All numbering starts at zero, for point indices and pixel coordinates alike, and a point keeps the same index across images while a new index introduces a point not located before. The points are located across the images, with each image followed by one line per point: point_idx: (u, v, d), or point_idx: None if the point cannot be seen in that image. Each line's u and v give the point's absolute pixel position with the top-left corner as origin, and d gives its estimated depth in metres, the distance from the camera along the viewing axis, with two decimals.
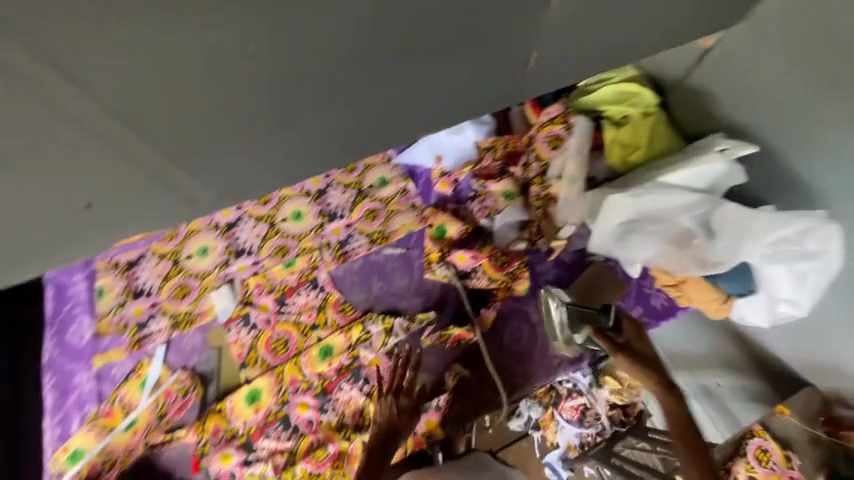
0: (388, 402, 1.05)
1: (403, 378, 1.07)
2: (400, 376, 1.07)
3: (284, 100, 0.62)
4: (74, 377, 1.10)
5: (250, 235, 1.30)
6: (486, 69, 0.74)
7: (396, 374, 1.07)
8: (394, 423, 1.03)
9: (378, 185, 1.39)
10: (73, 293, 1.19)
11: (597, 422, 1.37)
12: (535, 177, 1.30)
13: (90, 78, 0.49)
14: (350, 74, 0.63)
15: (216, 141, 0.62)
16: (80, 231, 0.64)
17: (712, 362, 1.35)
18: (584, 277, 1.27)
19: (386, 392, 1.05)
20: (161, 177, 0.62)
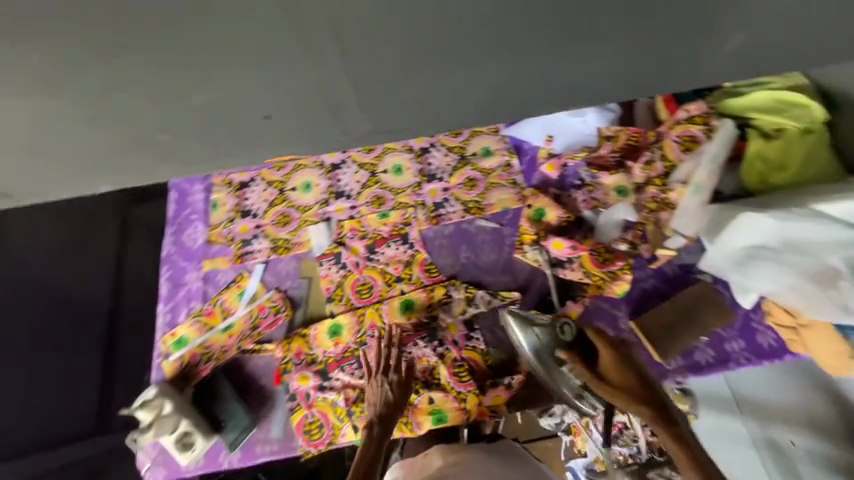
0: (379, 381, 1.04)
1: (389, 357, 1.06)
2: (387, 355, 1.06)
3: (477, 37, 0.60)
4: (186, 274, 1.22)
5: (351, 180, 1.33)
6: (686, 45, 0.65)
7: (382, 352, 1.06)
8: (387, 408, 1.02)
9: (481, 155, 1.35)
10: (192, 201, 1.30)
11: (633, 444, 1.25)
12: (656, 177, 1.18)
13: None
14: (549, 23, 0.60)
15: (400, 71, 0.62)
16: (249, 142, 0.66)
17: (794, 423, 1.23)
18: (685, 294, 1.15)
19: (375, 372, 1.05)
20: (338, 97, 0.63)
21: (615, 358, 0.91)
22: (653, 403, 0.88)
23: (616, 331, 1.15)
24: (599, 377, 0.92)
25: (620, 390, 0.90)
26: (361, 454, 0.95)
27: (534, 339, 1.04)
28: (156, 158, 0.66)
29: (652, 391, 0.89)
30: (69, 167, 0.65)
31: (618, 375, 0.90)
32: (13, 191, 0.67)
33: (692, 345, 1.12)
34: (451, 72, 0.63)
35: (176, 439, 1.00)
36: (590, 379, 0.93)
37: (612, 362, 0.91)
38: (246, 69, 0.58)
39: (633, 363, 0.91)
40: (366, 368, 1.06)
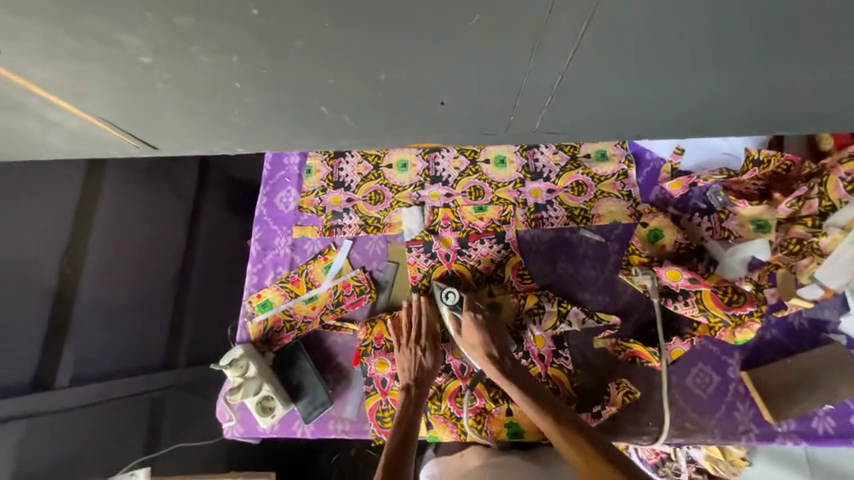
0: (411, 351, 1.04)
1: (422, 323, 1.06)
2: (419, 322, 1.06)
3: (729, 55, 0.50)
4: (276, 238, 1.22)
5: (448, 165, 1.24)
6: None
7: (414, 320, 1.06)
8: (421, 374, 1.03)
9: (594, 158, 1.22)
10: (288, 164, 1.28)
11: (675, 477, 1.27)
12: (808, 216, 1.00)
13: None
14: (824, 47, 0.49)
15: (616, 78, 0.53)
16: (406, 118, 0.59)
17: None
18: (814, 354, 1.01)
19: (408, 342, 1.05)
20: (531, 95, 0.56)
21: (478, 330, 1.01)
22: (539, 397, 0.93)
23: (721, 377, 1.04)
24: (468, 349, 1.03)
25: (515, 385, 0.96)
26: (395, 429, 0.94)
27: (455, 313, 1.07)
28: (311, 129, 0.61)
29: (537, 394, 0.94)
30: (222, 128, 0.60)
31: (506, 369, 0.98)
32: (160, 144, 0.65)
33: (811, 411, 1.00)
34: (671, 84, 0.55)
35: (258, 401, 1.02)
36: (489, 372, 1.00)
37: (475, 334, 1.02)
38: (454, 61, 0.48)
39: (497, 341, 1.01)
40: (393, 340, 1.07)
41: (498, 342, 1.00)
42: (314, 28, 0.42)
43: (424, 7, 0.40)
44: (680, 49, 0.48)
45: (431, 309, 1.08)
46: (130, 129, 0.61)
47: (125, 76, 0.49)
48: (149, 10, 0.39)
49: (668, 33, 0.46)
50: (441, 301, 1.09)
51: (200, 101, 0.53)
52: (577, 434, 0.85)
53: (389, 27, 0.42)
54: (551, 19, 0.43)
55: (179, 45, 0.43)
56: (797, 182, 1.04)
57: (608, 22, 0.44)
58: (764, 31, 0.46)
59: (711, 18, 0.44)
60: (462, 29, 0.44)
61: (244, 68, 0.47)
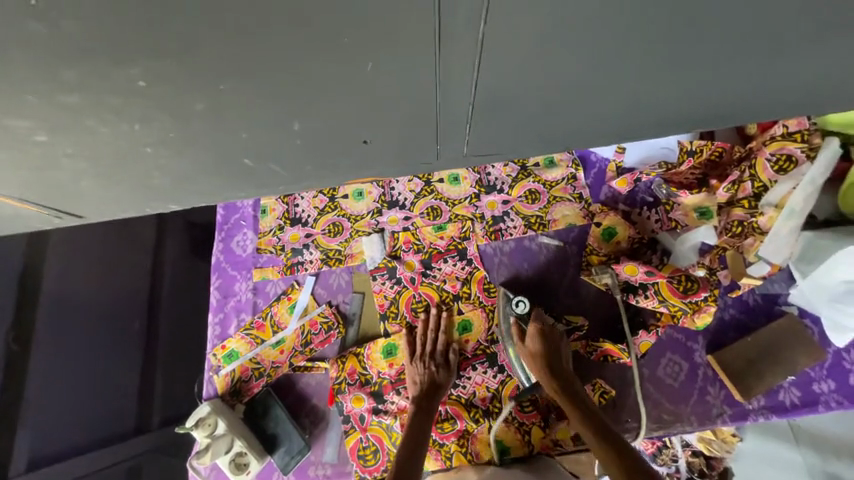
0: (423, 364, 1.04)
1: (437, 343, 1.07)
2: (435, 340, 1.07)
3: (622, 67, 0.53)
4: (236, 284, 1.19)
5: (403, 189, 1.25)
6: (830, 64, 0.59)
7: (428, 338, 1.07)
8: (433, 387, 1.02)
9: (544, 165, 1.25)
10: (242, 206, 1.26)
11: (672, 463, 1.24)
12: (743, 198, 1.05)
13: (471, 8, 0.40)
14: (700, 57, 0.53)
15: (523, 103, 0.56)
16: (331, 162, 0.60)
17: (839, 452, 1.20)
18: (770, 328, 1.05)
19: (422, 355, 1.05)
20: (448, 126, 0.58)
21: (540, 340, 0.99)
22: (592, 418, 0.91)
23: (690, 364, 1.07)
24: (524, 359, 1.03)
25: (570, 401, 0.94)
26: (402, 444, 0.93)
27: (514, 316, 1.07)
28: (238, 180, 0.60)
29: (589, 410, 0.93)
30: (145, 192, 0.59)
31: (563, 382, 0.96)
32: (86, 212, 0.63)
33: (777, 385, 1.03)
34: (577, 99, 0.58)
35: (230, 459, 0.97)
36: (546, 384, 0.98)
37: (537, 344, 0.99)
38: (363, 103, 0.49)
39: (557, 356, 0.99)
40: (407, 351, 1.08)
41: (558, 357, 0.99)
42: (211, 91, 0.42)
43: (316, 60, 0.41)
44: (576, 67, 0.51)
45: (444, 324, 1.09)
46: (48, 202, 0.59)
47: (26, 156, 0.47)
48: (31, 93, 0.38)
49: (553, 62, 0.49)
50: (508, 310, 1.08)
51: (114, 168, 0.52)
52: (626, 457, 0.83)
53: (286, 80, 0.43)
54: (443, 59, 0.45)
55: (74, 122, 0.42)
56: (730, 167, 1.11)
57: (500, 54, 0.47)
58: (647, 45, 0.50)
59: (590, 43, 0.48)
60: (361, 75, 0.45)
61: (148, 134, 0.46)
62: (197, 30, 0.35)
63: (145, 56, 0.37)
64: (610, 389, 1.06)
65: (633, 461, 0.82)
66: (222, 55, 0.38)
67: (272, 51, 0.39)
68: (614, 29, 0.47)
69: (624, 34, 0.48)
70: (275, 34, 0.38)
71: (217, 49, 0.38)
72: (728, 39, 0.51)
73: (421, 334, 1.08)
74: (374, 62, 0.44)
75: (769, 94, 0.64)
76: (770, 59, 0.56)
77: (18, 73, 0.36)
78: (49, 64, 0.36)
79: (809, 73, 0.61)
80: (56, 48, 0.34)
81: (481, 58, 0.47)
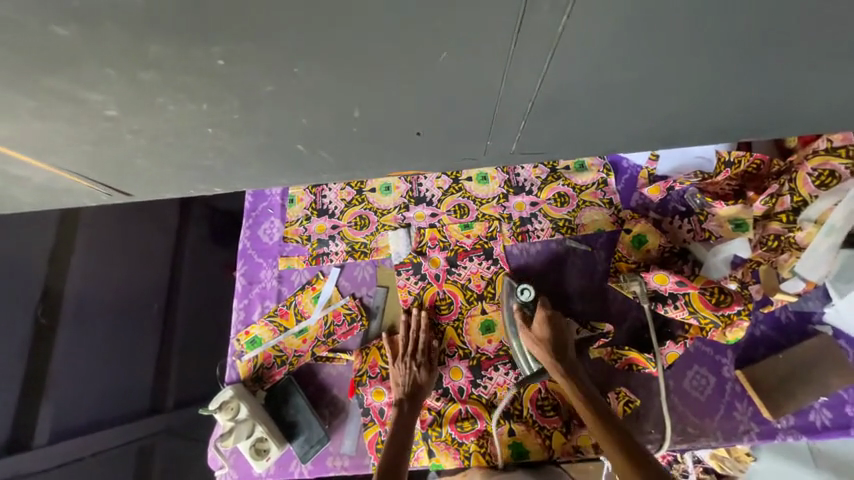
0: (404, 364, 1.03)
1: (418, 341, 1.06)
2: (417, 340, 1.06)
3: (691, 71, 0.52)
4: (262, 271, 1.20)
5: (431, 185, 1.25)
6: None
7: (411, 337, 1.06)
8: (414, 389, 1.01)
9: (574, 169, 1.24)
10: (270, 194, 1.27)
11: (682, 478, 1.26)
12: (782, 212, 1.02)
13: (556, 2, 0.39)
14: (771, 65, 0.52)
15: (583, 103, 0.55)
16: (381, 152, 0.59)
17: None
18: (803, 348, 1.03)
19: (403, 356, 1.04)
20: (503, 121, 0.57)
21: (549, 328, 0.97)
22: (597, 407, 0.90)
23: (717, 378, 1.05)
24: (531, 344, 1.01)
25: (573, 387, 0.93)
26: (388, 442, 0.92)
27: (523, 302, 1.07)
28: (288, 165, 0.60)
29: (592, 398, 0.91)
30: (195, 172, 0.59)
31: (573, 373, 0.94)
32: (133, 190, 0.63)
33: (807, 405, 1.00)
34: (637, 103, 0.56)
35: (251, 444, 0.98)
36: (554, 373, 0.97)
37: (542, 331, 0.99)
38: (426, 94, 0.49)
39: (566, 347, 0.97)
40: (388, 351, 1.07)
41: (563, 342, 0.97)
42: (284, 74, 0.42)
43: (390, 49, 0.41)
44: (646, 68, 0.50)
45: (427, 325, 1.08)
46: (99, 178, 0.59)
47: (92, 130, 0.48)
48: (113, 67, 0.38)
49: (623, 63, 0.48)
50: (514, 298, 1.08)
51: (173, 147, 0.53)
52: (640, 458, 0.80)
53: (357, 68, 0.43)
54: (516, 53, 0.45)
55: (146, 98, 0.43)
56: (769, 180, 1.08)
57: (575, 51, 0.45)
58: (722, 50, 0.48)
59: (664, 44, 0.47)
60: (431, 65, 0.44)
61: (214, 114, 0.47)
62: (285, 13, 0.35)
63: (229, 36, 0.37)
64: (631, 398, 1.03)
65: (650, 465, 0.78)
66: (301, 38, 0.38)
67: (350, 36, 0.39)
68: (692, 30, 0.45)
69: (701, 36, 0.46)
70: (358, 20, 0.37)
71: (298, 31, 0.37)
72: (804, 47, 0.50)
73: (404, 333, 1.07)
74: (447, 52, 0.43)
75: (832, 105, 0.62)
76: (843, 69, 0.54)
77: (106, 46, 0.36)
78: (136, 40, 0.36)
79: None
80: (149, 25, 0.35)
81: (552, 55, 0.46)
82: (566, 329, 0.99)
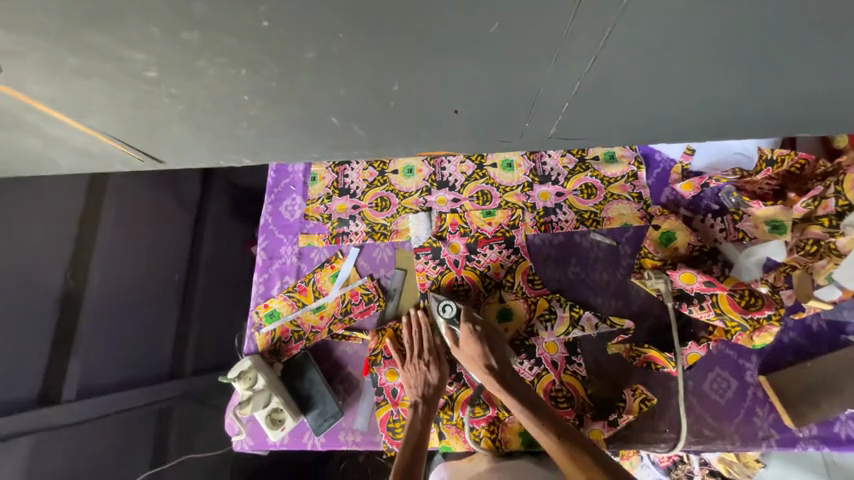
0: (414, 367, 1.04)
1: (421, 342, 1.07)
2: (420, 341, 1.07)
3: (756, 57, 0.48)
4: (282, 247, 1.21)
5: (455, 170, 1.23)
6: None
7: (415, 338, 1.07)
8: (428, 391, 1.02)
9: (603, 160, 1.20)
10: (293, 171, 1.27)
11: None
12: (824, 216, 0.97)
13: None
14: (848, 53, 0.48)
15: (635, 86, 0.52)
16: (416, 129, 0.58)
17: None
18: (834, 358, 0.98)
19: (412, 356, 1.05)
20: (546, 103, 0.54)
21: (477, 342, 1.00)
22: (540, 412, 0.92)
23: (739, 382, 1.02)
24: (467, 363, 1.02)
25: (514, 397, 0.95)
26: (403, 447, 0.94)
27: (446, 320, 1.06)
28: (321, 139, 0.59)
29: (534, 404, 0.93)
30: (228, 141, 0.59)
31: (507, 383, 0.96)
32: (165, 157, 0.64)
33: (833, 416, 0.97)
34: (692, 90, 0.53)
35: (267, 414, 1.01)
36: (488, 385, 0.98)
37: (473, 346, 1.00)
38: (470, 70, 0.47)
39: (497, 355, 0.99)
40: (397, 355, 1.07)
41: (495, 356, 0.99)
42: (327, 40, 0.40)
43: (441, 17, 0.39)
44: (708, 50, 0.46)
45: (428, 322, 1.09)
46: (134, 143, 0.59)
47: (132, 92, 0.48)
48: (157, 25, 0.38)
49: (685, 44, 0.45)
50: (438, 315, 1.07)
51: (208, 114, 0.52)
52: (581, 454, 0.85)
53: (403, 37, 0.41)
54: (571, 29, 0.42)
55: (187, 60, 0.42)
56: (812, 181, 1.02)
57: (635, 29, 0.42)
58: (796, 32, 0.44)
59: (733, 24, 0.43)
60: (481, 37, 0.42)
61: (252, 81, 0.45)
62: None
63: None
64: (650, 396, 1.00)
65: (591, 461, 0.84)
66: (350, 0, 0.36)
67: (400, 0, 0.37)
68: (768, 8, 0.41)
69: (776, 16, 0.42)
70: None
71: None
72: None
73: (407, 332, 1.08)
74: (499, 23, 0.40)
75: None
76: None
77: (153, 2, 0.35)
78: None
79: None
80: None
81: (610, 32, 0.43)
82: (494, 338, 1.01)
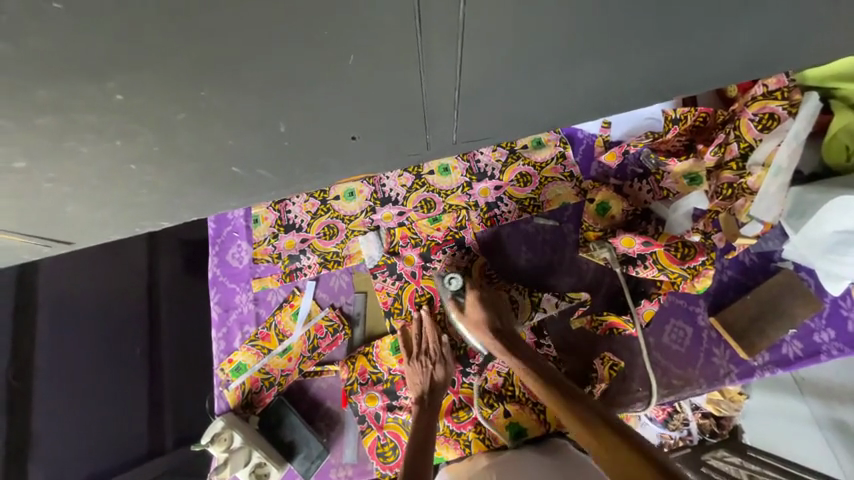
0: (420, 362, 1.04)
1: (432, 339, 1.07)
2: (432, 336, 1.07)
3: (605, 43, 0.52)
4: (237, 297, 1.18)
5: (395, 185, 1.21)
6: (825, 16, 0.55)
7: (425, 336, 1.06)
8: (433, 386, 1.02)
9: (532, 147, 1.21)
10: (233, 218, 1.24)
11: (683, 426, 1.22)
12: (732, 160, 1.06)
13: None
14: (679, 29, 0.53)
15: (509, 89, 0.56)
16: (319, 161, 0.58)
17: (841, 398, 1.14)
18: (769, 285, 1.07)
19: (418, 354, 1.05)
20: (432, 116, 0.57)
21: (481, 306, 1.02)
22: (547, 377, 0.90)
23: (693, 328, 1.09)
24: (470, 328, 1.03)
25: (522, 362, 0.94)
26: (408, 447, 0.91)
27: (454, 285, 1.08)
28: (229, 190, 0.59)
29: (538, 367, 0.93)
30: (132, 211, 0.58)
31: (511, 344, 0.97)
32: (75, 238, 0.61)
33: (779, 340, 1.06)
34: (561, 81, 0.57)
35: (250, 470, 0.98)
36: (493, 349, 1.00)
37: (478, 311, 1.02)
38: (345, 100, 0.49)
39: (500, 321, 1.01)
40: (403, 351, 1.07)
41: (500, 320, 1.01)
42: (193, 99, 0.43)
43: (295, 60, 0.42)
44: (557, 45, 0.50)
45: (435, 323, 1.08)
46: (34, 232, 0.58)
47: (9, 183, 0.48)
48: (8, 120, 0.40)
49: (532, 43, 0.49)
50: (444, 290, 1.08)
51: (99, 189, 0.52)
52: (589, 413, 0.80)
53: (262, 81, 0.43)
54: (425, 48, 0.46)
55: (53, 143, 0.44)
56: (715, 130, 1.11)
57: (478, 40, 0.47)
58: (620, 23, 0.50)
59: (564, 24, 0.48)
60: (341, 68, 0.45)
61: (132, 150, 0.47)
62: (168, 40, 0.37)
63: (118, 69, 0.38)
64: (611, 355, 1.08)
65: (600, 420, 0.78)
66: (206, 64, 0.40)
67: (249, 47, 0.39)
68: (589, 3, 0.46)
69: (597, 11, 0.47)
70: (251, 33, 0.38)
71: (196, 59, 0.39)
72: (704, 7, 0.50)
73: (413, 329, 1.08)
74: (354, 57, 0.44)
75: (774, 50, 0.60)
76: (759, 20, 0.54)
77: None
78: (25, 86, 0.38)
79: (801, 29, 0.58)
80: (27, 68, 0.36)
81: (457, 46, 0.47)
82: (502, 306, 1.04)
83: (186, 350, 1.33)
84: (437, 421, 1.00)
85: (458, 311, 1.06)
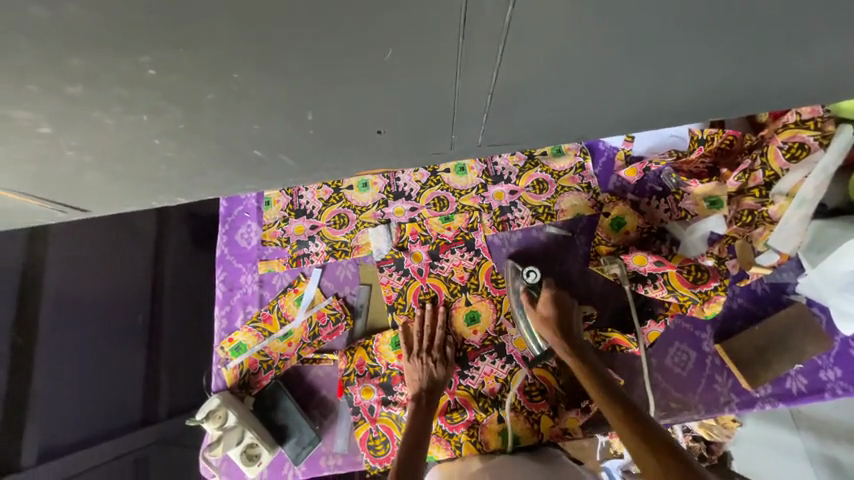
0: (419, 358, 1.04)
1: (433, 338, 1.06)
2: (432, 335, 1.07)
3: (649, 59, 0.50)
4: (242, 276, 1.18)
5: (409, 180, 1.20)
6: None
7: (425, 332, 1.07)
8: (431, 384, 1.02)
9: (552, 154, 1.20)
10: (245, 198, 1.23)
11: None
12: (755, 187, 1.03)
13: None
14: (727, 51, 0.51)
15: (543, 97, 0.54)
16: (341, 152, 0.57)
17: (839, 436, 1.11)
18: (779, 317, 1.05)
19: (417, 351, 1.05)
20: (461, 117, 0.56)
21: (553, 305, 1.01)
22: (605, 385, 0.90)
23: (697, 353, 1.08)
24: (536, 324, 1.03)
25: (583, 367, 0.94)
26: (402, 444, 0.91)
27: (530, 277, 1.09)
28: (247, 173, 0.58)
29: (600, 375, 0.92)
30: (148, 185, 0.58)
31: (574, 348, 0.97)
32: (89, 206, 0.61)
33: (784, 373, 1.04)
34: (598, 94, 0.55)
35: (242, 450, 0.98)
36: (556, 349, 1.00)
37: (549, 309, 1.01)
38: (376, 93, 0.48)
39: (569, 324, 1.00)
40: (403, 347, 1.07)
41: (568, 323, 1.00)
42: (224, 79, 0.42)
43: (333, 49, 0.41)
44: (599, 58, 0.49)
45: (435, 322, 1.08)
46: (48, 196, 0.57)
47: (30, 147, 0.47)
48: (37, 84, 0.39)
49: (575, 53, 0.47)
50: (518, 281, 1.10)
51: (118, 161, 0.52)
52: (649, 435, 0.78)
53: (296, 68, 0.42)
54: (466, 47, 0.44)
55: (79, 111, 0.43)
56: (741, 155, 1.09)
57: (521, 45, 0.45)
58: (668, 40, 0.48)
59: (611, 36, 0.46)
60: (377, 62, 0.44)
61: (157, 125, 0.47)
62: (206, 18, 0.36)
63: (153, 44, 0.37)
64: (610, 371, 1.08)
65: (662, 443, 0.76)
66: (241, 47, 0.39)
67: (288, 32, 0.38)
68: (640, 17, 0.44)
69: (647, 25, 0.45)
70: (292, 18, 0.37)
71: (232, 40, 0.38)
72: (757, 31, 0.48)
73: (415, 326, 1.08)
74: (393, 51, 0.43)
75: (815, 78, 0.59)
76: (808, 48, 0.52)
77: (20, 64, 0.37)
78: (57, 52, 0.37)
79: (844, 60, 0.56)
80: (61, 35, 0.35)
81: (498, 49, 0.45)
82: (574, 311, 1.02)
83: (188, 327, 1.38)
84: (432, 419, 1.00)
85: (527, 305, 1.06)
